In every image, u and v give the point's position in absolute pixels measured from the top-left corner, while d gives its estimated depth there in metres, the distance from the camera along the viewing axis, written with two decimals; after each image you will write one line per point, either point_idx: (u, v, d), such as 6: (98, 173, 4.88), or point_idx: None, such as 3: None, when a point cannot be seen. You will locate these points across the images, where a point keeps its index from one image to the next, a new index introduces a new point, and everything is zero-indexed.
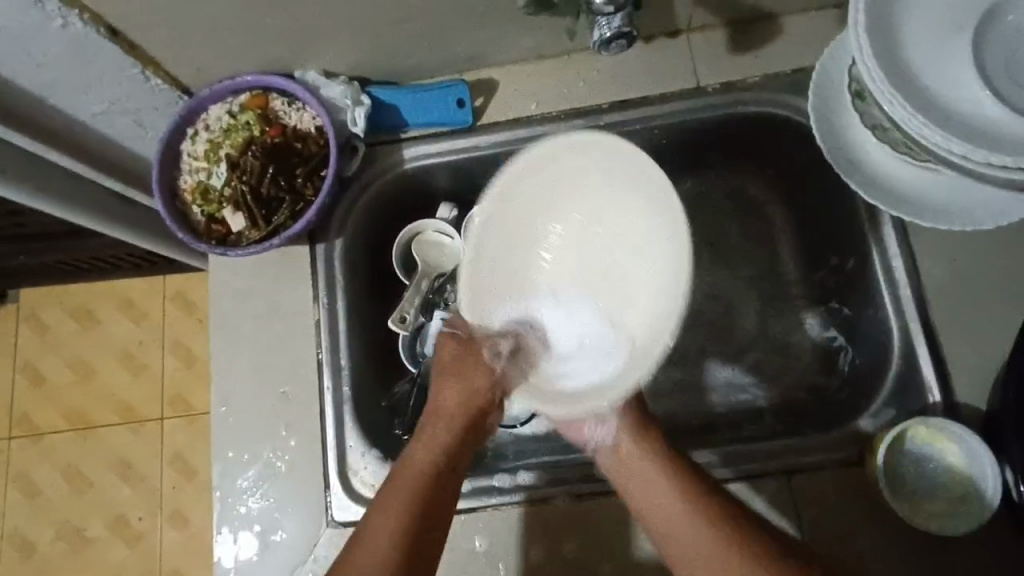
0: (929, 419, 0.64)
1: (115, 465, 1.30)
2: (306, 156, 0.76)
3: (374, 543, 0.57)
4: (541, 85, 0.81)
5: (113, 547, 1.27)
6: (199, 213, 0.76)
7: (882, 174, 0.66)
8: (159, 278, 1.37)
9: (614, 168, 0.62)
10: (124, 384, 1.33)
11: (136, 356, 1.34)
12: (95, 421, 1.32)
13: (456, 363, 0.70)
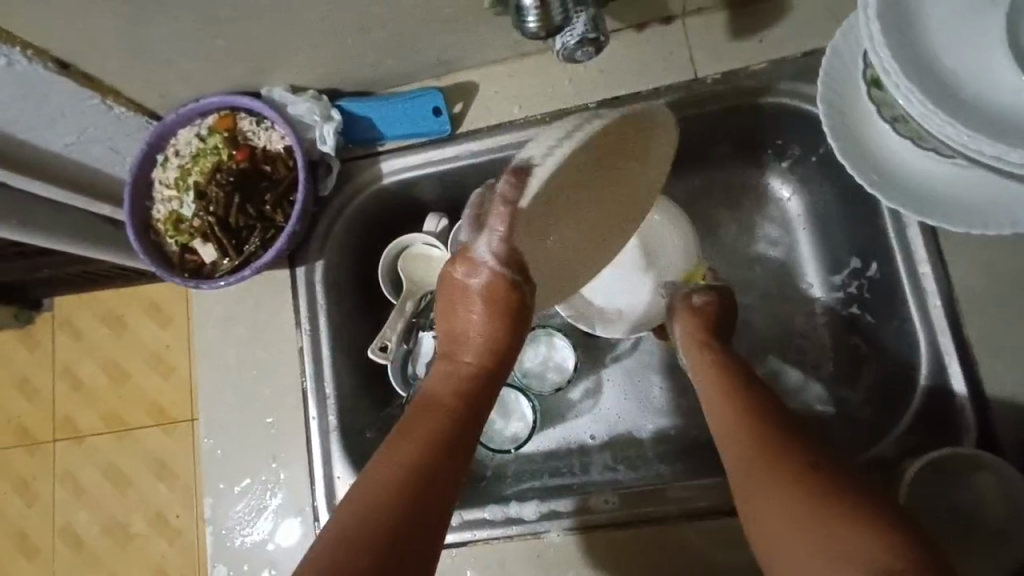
0: (960, 451, 0.56)
1: (152, 465, 1.33)
2: (276, 179, 0.73)
3: (381, 483, 0.53)
4: (523, 86, 0.74)
5: (155, 542, 1.31)
6: (172, 243, 0.73)
7: (905, 171, 0.58)
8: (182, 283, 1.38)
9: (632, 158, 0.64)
10: (156, 386, 1.36)
11: (164, 359, 1.36)
12: (130, 423, 1.35)
13: (511, 307, 0.61)
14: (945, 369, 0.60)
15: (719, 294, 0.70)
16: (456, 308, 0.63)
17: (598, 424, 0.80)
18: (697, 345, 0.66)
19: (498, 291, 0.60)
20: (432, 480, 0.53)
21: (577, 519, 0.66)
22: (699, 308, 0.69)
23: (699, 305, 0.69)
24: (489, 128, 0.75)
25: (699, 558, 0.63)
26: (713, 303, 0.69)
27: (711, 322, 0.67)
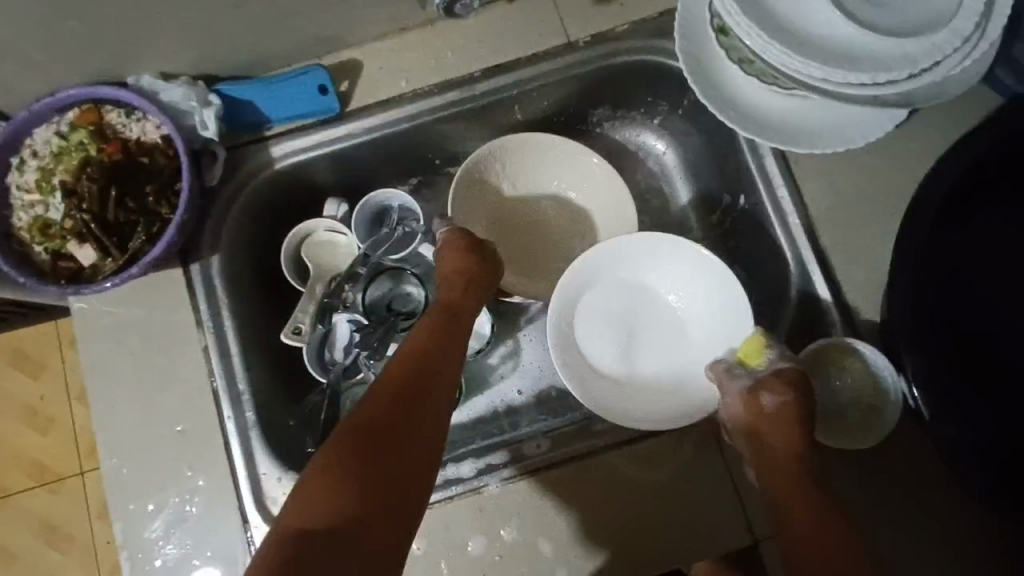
0: (830, 341, 0.65)
1: (38, 531, 1.22)
2: (155, 170, 0.68)
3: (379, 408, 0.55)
4: (407, 60, 0.76)
5: None
6: (41, 251, 0.67)
7: (756, 107, 0.66)
8: (51, 324, 1.27)
9: (582, 172, 0.84)
10: (35, 445, 1.24)
11: (40, 412, 1.24)
12: (7, 490, 1.23)
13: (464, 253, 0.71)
14: (810, 275, 0.69)
15: (790, 378, 0.62)
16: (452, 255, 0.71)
17: (523, 378, 0.83)
18: (772, 450, 0.60)
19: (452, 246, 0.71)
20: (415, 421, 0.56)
21: (513, 467, 0.68)
22: (765, 403, 0.61)
23: (776, 405, 0.61)
24: (381, 103, 0.75)
25: (631, 482, 0.66)
26: (776, 383, 0.62)
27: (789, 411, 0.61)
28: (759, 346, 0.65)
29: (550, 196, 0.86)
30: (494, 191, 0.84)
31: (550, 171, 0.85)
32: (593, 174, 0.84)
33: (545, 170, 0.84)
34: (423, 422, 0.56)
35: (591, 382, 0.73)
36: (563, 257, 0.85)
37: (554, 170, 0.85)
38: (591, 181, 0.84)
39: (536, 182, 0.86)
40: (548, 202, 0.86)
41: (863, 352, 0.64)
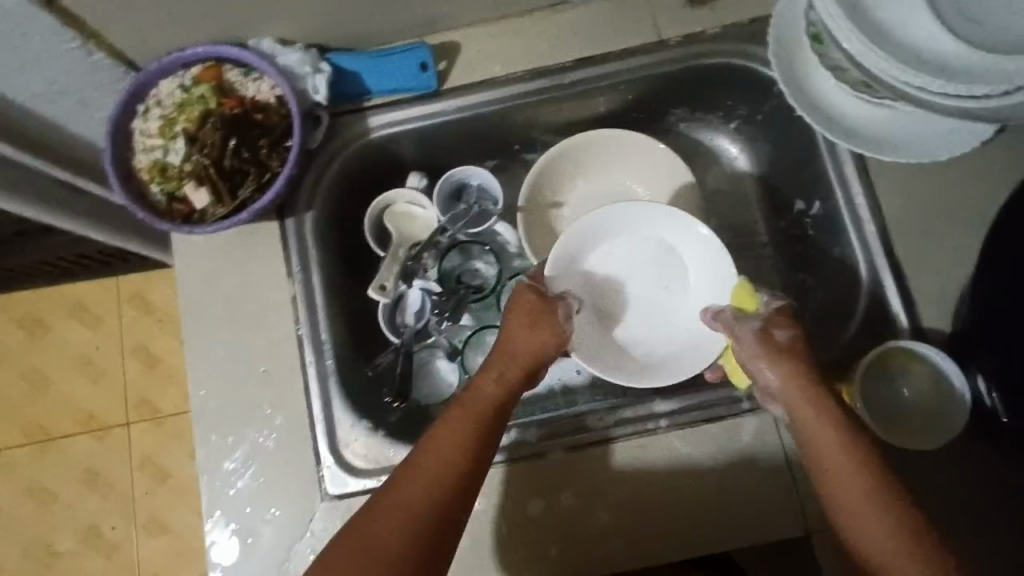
0: (897, 342, 0.66)
1: (82, 476, 1.31)
2: (267, 127, 0.73)
3: (406, 498, 0.59)
4: (504, 46, 0.80)
5: (88, 557, 1.30)
6: (159, 191, 0.72)
7: (843, 113, 0.69)
8: (113, 280, 1.37)
9: (652, 166, 0.88)
10: (85, 393, 1.34)
11: (94, 362, 1.35)
12: (54, 433, 1.33)
13: (534, 314, 0.69)
14: (880, 281, 0.70)
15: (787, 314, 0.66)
16: (518, 324, 0.68)
17: (560, 369, 0.85)
18: (795, 375, 0.63)
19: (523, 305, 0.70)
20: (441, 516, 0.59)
21: (576, 438, 0.70)
22: (774, 344, 0.64)
23: (783, 340, 0.64)
24: (476, 84, 0.79)
25: (685, 462, 0.69)
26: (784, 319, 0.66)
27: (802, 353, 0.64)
28: (750, 292, 0.68)
29: (621, 190, 0.90)
30: (568, 184, 0.89)
31: (619, 167, 0.89)
32: (664, 168, 0.87)
33: (616, 167, 0.89)
34: (450, 514, 0.59)
35: (607, 354, 0.74)
36: None
37: (625, 167, 0.89)
38: (659, 176, 0.88)
39: (606, 175, 0.90)
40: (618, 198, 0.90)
41: (926, 351, 0.66)
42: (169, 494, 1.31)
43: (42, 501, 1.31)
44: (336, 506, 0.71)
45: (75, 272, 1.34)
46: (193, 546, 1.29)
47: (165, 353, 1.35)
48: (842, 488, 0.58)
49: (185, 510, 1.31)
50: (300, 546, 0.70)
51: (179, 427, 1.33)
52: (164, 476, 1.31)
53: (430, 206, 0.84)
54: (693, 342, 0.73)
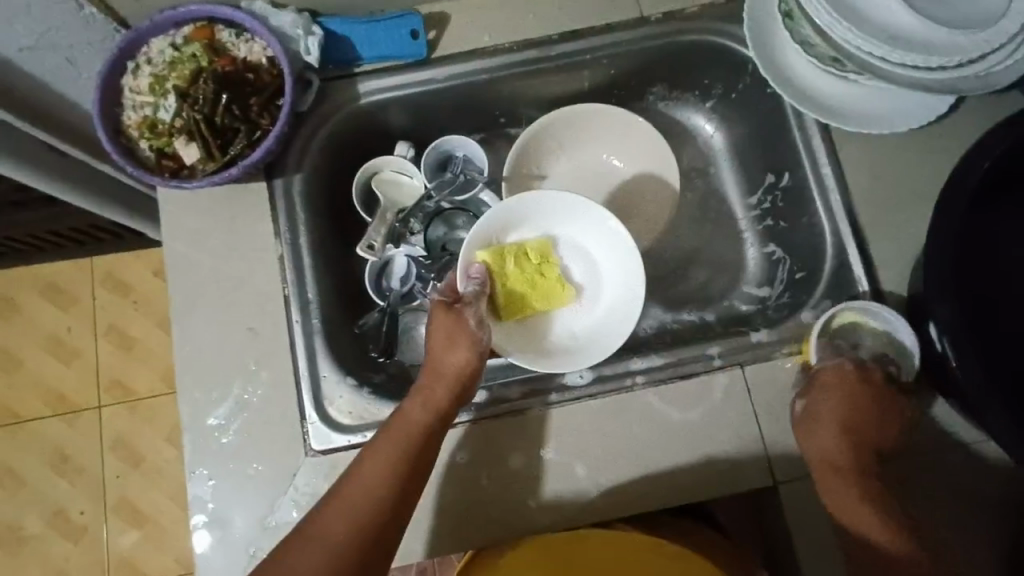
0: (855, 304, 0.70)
1: (50, 459, 1.29)
2: (258, 87, 0.75)
3: (344, 510, 0.62)
4: (492, 17, 0.82)
5: (55, 541, 1.27)
6: (148, 147, 0.73)
7: (812, 88, 0.73)
8: (86, 259, 1.36)
9: (634, 142, 0.91)
10: (55, 374, 1.32)
11: (66, 343, 1.33)
12: (21, 415, 1.30)
13: (453, 326, 0.71)
14: (844, 247, 0.75)
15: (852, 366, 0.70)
16: (440, 344, 0.71)
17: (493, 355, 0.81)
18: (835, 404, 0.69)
19: (443, 316, 0.72)
20: (382, 524, 0.62)
21: (558, 395, 0.73)
22: (823, 411, 0.69)
23: (839, 399, 0.70)
24: (464, 55, 0.82)
25: (661, 418, 0.72)
26: (855, 378, 0.70)
27: (856, 419, 0.70)
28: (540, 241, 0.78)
29: (601, 163, 0.93)
30: (549, 157, 0.91)
31: (600, 143, 0.92)
32: (644, 145, 0.91)
33: (596, 141, 0.92)
34: (389, 521, 0.62)
35: (526, 346, 0.77)
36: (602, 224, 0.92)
37: (604, 141, 0.92)
38: (640, 152, 0.91)
39: (586, 150, 0.92)
40: (598, 172, 0.93)
41: (880, 313, 0.70)
42: (141, 478, 1.29)
43: (8, 485, 1.28)
44: (321, 461, 0.72)
45: (50, 252, 1.32)
46: (165, 528, 1.28)
47: (139, 333, 1.34)
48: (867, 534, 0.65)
49: (156, 493, 1.29)
50: (283, 501, 0.71)
51: (152, 409, 1.32)
52: (136, 458, 1.30)
53: (416, 175, 0.86)
54: (610, 327, 0.77)
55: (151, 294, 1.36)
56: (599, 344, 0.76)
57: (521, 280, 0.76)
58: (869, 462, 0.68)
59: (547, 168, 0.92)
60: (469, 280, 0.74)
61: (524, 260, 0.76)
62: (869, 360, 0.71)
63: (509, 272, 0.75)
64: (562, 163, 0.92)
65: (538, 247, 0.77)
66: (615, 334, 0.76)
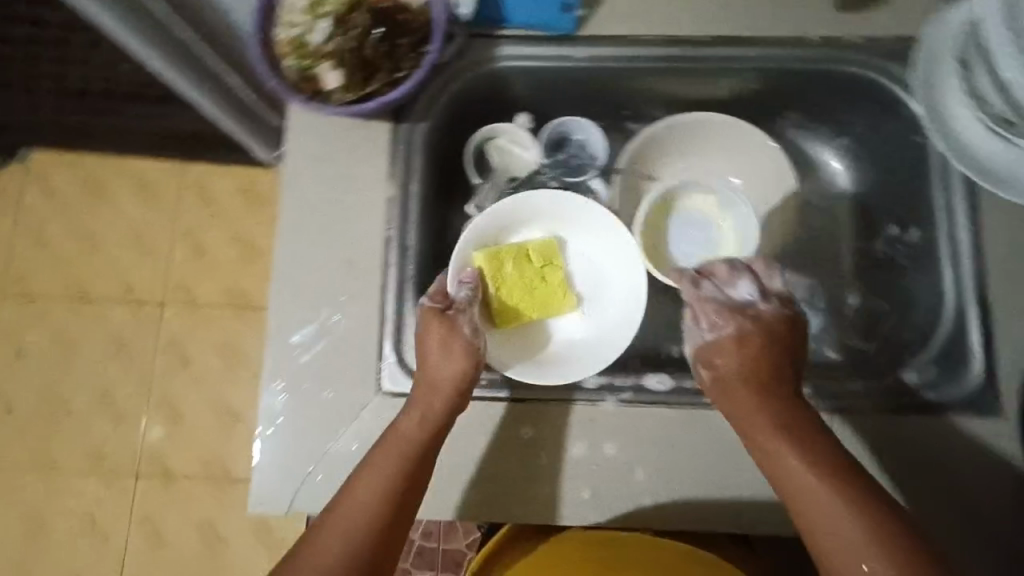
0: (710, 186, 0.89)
1: (109, 342, 1.36)
2: (409, 28, 0.75)
3: (342, 529, 0.61)
4: (648, 7, 0.80)
5: (96, 418, 1.33)
6: (292, 65, 0.73)
7: (976, 145, 0.71)
8: (180, 164, 1.41)
9: (760, 161, 0.88)
10: (130, 265, 1.38)
11: (144, 237, 1.39)
12: (91, 295, 1.37)
13: (449, 337, 0.69)
14: (965, 317, 0.72)
15: (781, 326, 0.69)
16: (434, 354, 0.69)
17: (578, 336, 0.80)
18: (750, 366, 0.67)
19: (434, 325, 0.70)
20: (382, 541, 0.62)
21: (636, 396, 0.73)
22: (729, 376, 0.68)
23: (739, 357, 0.68)
24: (611, 39, 0.80)
25: (732, 445, 0.71)
26: (758, 333, 0.69)
27: (769, 374, 0.67)
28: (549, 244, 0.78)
29: (723, 177, 0.91)
30: (669, 160, 0.90)
31: (721, 158, 0.90)
32: (766, 166, 0.89)
33: (722, 155, 0.90)
34: (391, 538, 0.63)
35: (522, 354, 0.77)
36: (715, 237, 0.89)
37: (730, 158, 0.90)
38: (763, 174, 0.89)
39: (708, 161, 0.90)
40: (720, 184, 0.90)
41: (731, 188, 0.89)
42: (187, 380, 1.35)
43: (66, 356, 1.35)
44: (389, 403, 0.73)
45: (151, 146, 1.38)
46: (199, 431, 1.33)
47: (213, 245, 1.39)
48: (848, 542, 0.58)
49: (196, 396, 1.34)
50: (347, 430, 0.72)
51: (210, 318, 1.37)
52: (186, 360, 1.35)
53: (529, 147, 0.87)
54: (609, 340, 0.77)
55: (231, 209, 1.40)
56: (594, 356, 0.76)
57: (518, 284, 0.76)
58: (818, 437, 0.64)
59: (667, 171, 0.91)
60: (461, 285, 0.73)
61: (523, 264, 0.76)
62: (762, 305, 0.70)
63: (506, 275, 0.75)
64: (684, 169, 0.91)
65: (538, 250, 0.77)
66: (613, 345, 0.76)
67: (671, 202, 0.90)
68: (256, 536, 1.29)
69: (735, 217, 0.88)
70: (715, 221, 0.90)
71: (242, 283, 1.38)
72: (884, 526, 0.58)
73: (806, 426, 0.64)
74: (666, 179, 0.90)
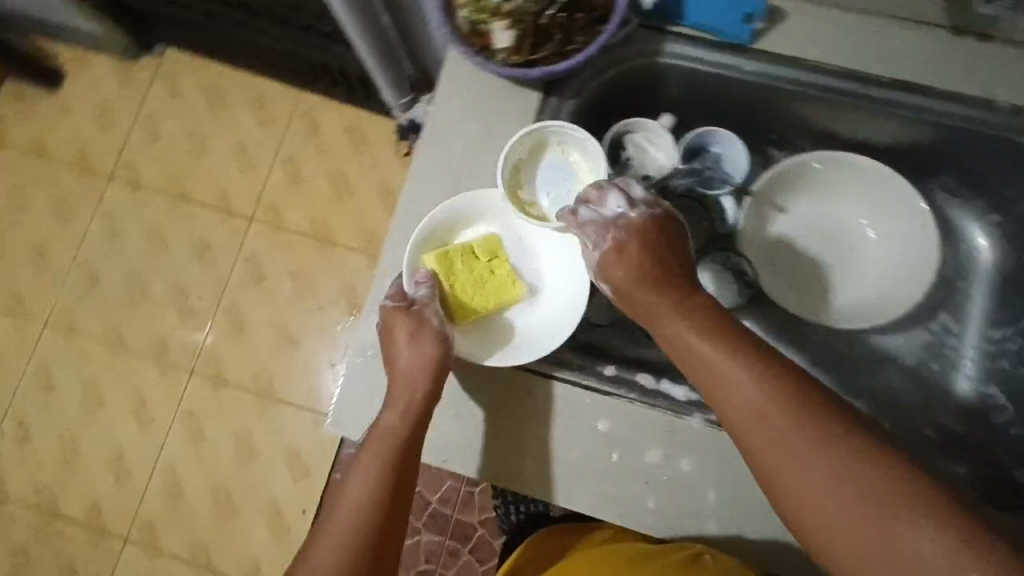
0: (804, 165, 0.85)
1: (194, 243, 1.40)
2: (590, 5, 0.74)
3: (348, 520, 0.66)
4: (831, 34, 0.78)
5: (164, 311, 1.38)
6: (465, 17, 0.73)
7: None
8: (298, 91, 1.45)
9: (895, 213, 0.85)
10: (230, 175, 1.43)
11: (249, 152, 1.44)
12: (189, 195, 1.42)
13: (415, 328, 0.73)
14: None
15: (655, 223, 0.73)
16: (403, 347, 0.72)
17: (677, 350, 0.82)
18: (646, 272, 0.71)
19: (396, 322, 0.73)
20: (388, 520, 0.67)
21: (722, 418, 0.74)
22: (622, 286, 0.72)
23: (636, 265, 0.71)
24: (785, 58, 0.78)
25: None
26: (637, 236, 0.72)
27: (666, 277, 0.71)
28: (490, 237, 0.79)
29: (852, 222, 0.89)
30: (803, 194, 0.88)
31: (855, 203, 0.88)
32: (903, 222, 0.84)
33: (858, 201, 0.87)
34: (395, 516, 0.68)
35: (489, 344, 0.78)
36: (826, 280, 0.89)
37: (865, 206, 0.87)
38: (897, 228, 0.85)
39: (843, 204, 0.88)
40: (844, 229, 0.89)
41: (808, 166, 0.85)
42: (255, 296, 1.38)
43: (153, 246, 1.41)
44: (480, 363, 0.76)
45: (275, 69, 1.42)
46: (255, 346, 1.36)
47: (310, 173, 1.42)
48: (814, 487, 0.56)
49: (263, 310, 1.37)
50: None
51: (292, 242, 1.39)
52: (260, 276, 1.38)
53: (661, 151, 0.85)
54: (560, 323, 0.78)
55: (335, 143, 1.43)
56: (545, 339, 0.77)
57: (470, 281, 0.77)
58: (786, 377, 0.61)
59: (799, 203, 0.89)
60: (419, 286, 0.75)
61: (472, 260, 0.78)
62: (629, 212, 0.73)
63: (458, 273, 0.77)
64: (817, 205, 0.89)
65: (483, 246, 0.78)
66: (557, 331, 0.77)
67: (792, 235, 0.90)
68: (285, 461, 1.32)
69: (851, 264, 0.89)
70: (568, 158, 0.80)
71: (329, 218, 1.40)
72: (832, 454, 0.56)
73: (693, 304, 0.69)
74: (793, 212, 0.89)
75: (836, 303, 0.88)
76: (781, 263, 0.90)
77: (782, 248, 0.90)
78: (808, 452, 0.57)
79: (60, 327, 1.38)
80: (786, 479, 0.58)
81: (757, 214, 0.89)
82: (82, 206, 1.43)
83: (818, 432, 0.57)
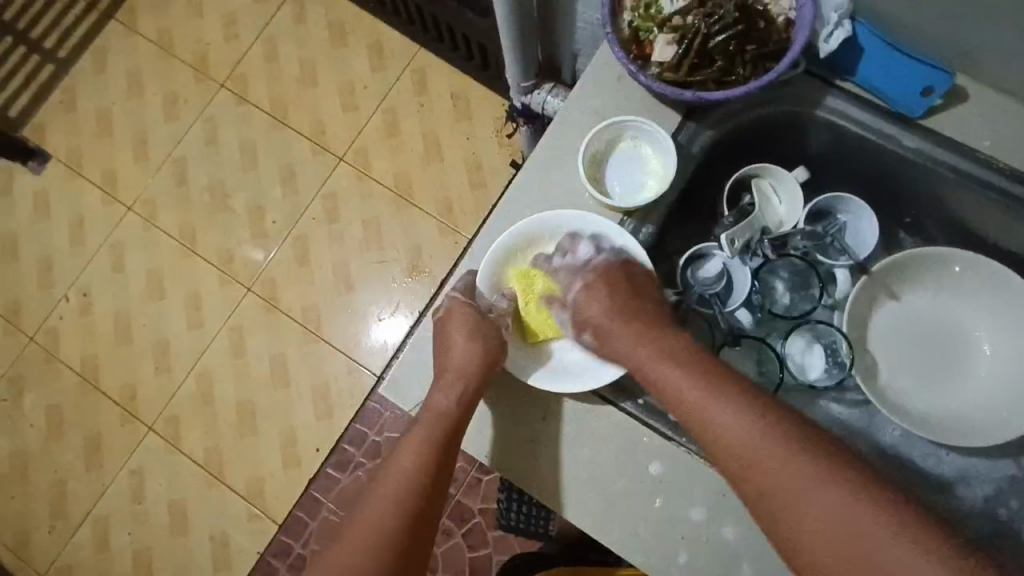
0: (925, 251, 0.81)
1: (283, 168, 1.43)
2: (763, 39, 0.70)
3: (391, 492, 0.69)
4: (1006, 131, 0.73)
5: (240, 226, 1.41)
6: (630, 21, 0.71)
7: None
8: (417, 47, 1.45)
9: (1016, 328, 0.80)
10: (332, 111, 1.44)
11: (356, 94, 1.44)
12: (289, 121, 1.44)
13: (472, 324, 0.74)
14: None
15: (619, 278, 0.76)
16: (458, 337, 0.73)
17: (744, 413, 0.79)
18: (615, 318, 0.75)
19: (454, 311, 0.75)
20: (429, 498, 0.69)
21: None
22: (601, 324, 0.76)
23: (608, 312, 0.76)
24: (951, 142, 0.73)
25: None
26: (611, 278, 0.76)
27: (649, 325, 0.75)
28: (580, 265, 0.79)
29: (965, 325, 0.84)
30: (922, 284, 0.84)
31: (974, 308, 0.83)
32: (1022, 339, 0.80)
33: (978, 306, 0.83)
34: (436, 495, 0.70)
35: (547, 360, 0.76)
36: (923, 380, 0.84)
37: (984, 312, 0.83)
38: (1012, 344, 0.81)
39: (961, 304, 0.83)
40: (955, 330, 0.84)
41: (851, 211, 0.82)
42: (327, 234, 1.40)
43: (245, 162, 1.44)
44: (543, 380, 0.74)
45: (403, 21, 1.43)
46: (315, 281, 1.38)
47: (408, 130, 1.42)
48: (808, 523, 0.62)
49: (328, 250, 1.39)
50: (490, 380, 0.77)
51: (374, 191, 1.40)
52: (336, 217, 1.40)
53: (780, 203, 0.82)
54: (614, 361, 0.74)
55: (440, 107, 1.42)
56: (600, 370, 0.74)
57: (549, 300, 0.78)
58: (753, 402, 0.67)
59: (915, 292, 0.84)
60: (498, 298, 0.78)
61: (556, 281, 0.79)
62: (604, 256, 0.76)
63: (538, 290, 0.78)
64: (933, 299, 0.84)
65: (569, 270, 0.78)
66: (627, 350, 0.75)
67: (898, 324, 0.85)
68: (313, 397, 1.34)
69: (952, 369, 0.84)
70: (640, 153, 0.78)
71: (415, 176, 1.40)
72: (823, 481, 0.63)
73: (672, 344, 0.73)
74: (907, 301, 0.85)
75: (930, 405, 0.83)
76: (880, 350, 0.85)
77: (884, 335, 0.85)
78: (797, 488, 0.63)
79: (141, 215, 1.43)
80: (778, 518, 0.63)
81: (872, 292, 0.83)
82: (189, 107, 1.47)
83: (802, 465, 0.63)
